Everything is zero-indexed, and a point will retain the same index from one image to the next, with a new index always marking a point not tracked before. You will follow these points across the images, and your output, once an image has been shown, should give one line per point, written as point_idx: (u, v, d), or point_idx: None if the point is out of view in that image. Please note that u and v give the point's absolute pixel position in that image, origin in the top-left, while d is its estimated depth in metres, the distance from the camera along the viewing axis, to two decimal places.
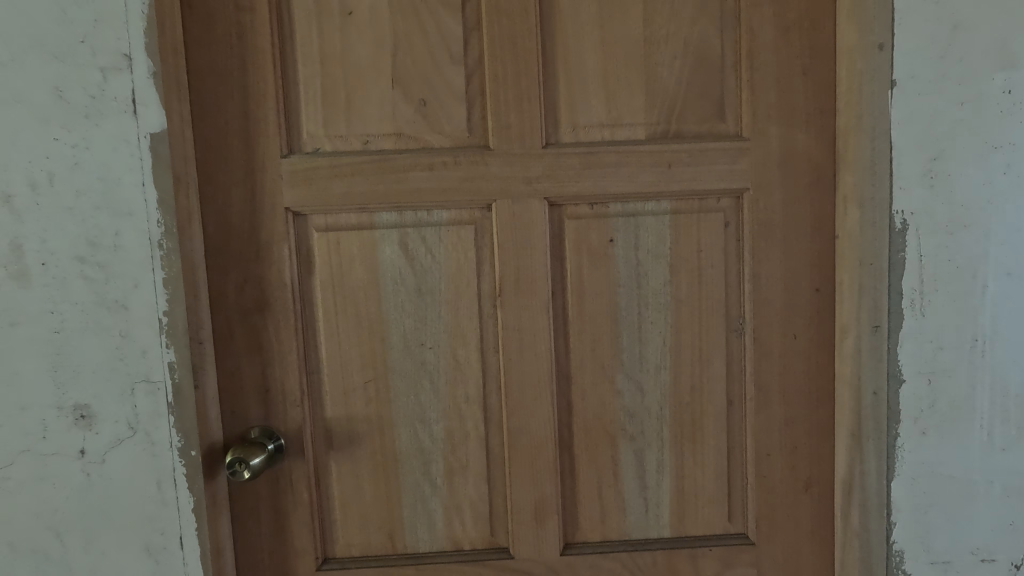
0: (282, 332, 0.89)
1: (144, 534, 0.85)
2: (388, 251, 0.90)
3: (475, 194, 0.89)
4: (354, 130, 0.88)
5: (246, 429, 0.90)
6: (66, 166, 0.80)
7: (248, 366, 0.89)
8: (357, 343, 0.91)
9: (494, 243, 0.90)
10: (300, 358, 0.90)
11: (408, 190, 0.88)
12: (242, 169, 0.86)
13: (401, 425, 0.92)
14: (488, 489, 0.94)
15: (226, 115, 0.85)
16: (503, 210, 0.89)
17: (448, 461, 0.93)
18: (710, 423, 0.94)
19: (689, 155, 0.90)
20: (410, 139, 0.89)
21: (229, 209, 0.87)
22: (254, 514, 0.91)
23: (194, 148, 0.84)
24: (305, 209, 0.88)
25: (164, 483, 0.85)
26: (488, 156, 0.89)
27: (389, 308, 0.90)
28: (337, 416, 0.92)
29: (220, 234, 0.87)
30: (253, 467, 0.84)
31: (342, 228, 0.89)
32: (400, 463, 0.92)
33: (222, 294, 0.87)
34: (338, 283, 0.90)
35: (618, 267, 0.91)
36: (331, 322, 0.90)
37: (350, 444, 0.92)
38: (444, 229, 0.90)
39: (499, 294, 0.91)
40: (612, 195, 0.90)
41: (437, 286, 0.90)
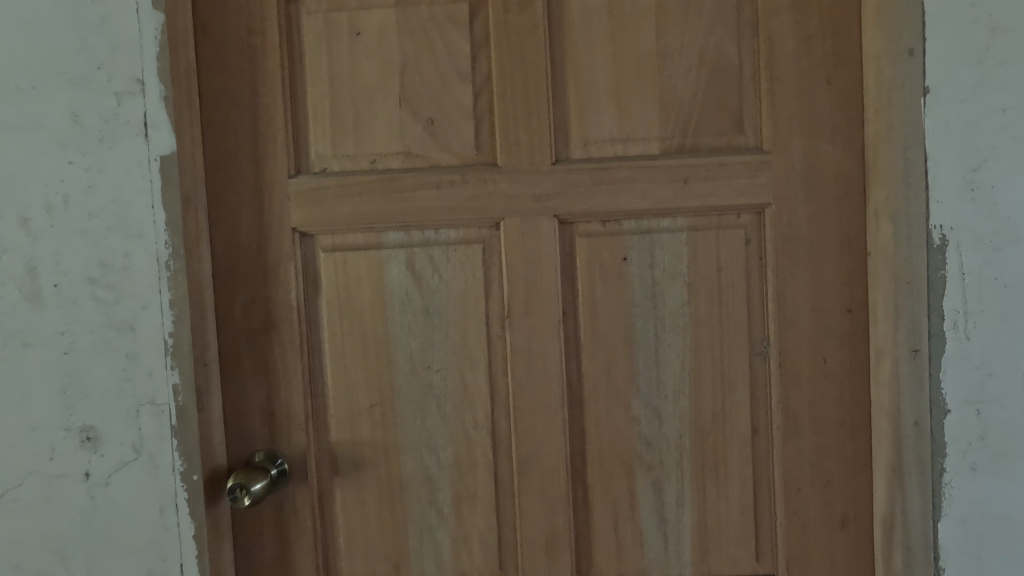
0: (288, 353, 0.88)
1: (147, 559, 0.84)
2: (396, 271, 0.88)
3: (483, 212, 0.87)
4: (361, 150, 0.88)
5: (251, 452, 0.88)
6: (80, 189, 0.81)
7: (253, 388, 0.87)
8: (364, 365, 0.89)
9: (503, 262, 0.88)
10: (305, 380, 0.88)
11: (415, 210, 0.87)
12: (251, 190, 0.87)
13: (408, 451, 0.89)
14: (497, 519, 0.90)
15: (236, 137, 0.86)
16: (512, 229, 0.87)
17: (456, 489, 0.89)
18: (734, 453, 0.87)
19: (707, 169, 0.86)
20: (419, 158, 0.88)
21: (237, 230, 0.87)
22: (257, 541, 0.89)
23: (204, 170, 0.85)
24: (313, 229, 0.87)
25: (167, 507, 0.83)
26: (496, 173, 0.87)
27: (396, 329, 0.88)
28: (342, 440, 0.89)
29: (228, 255, 0.87)
30: (254, 493, 0.82)
31: (350, 248, 0.88)
32: (406, 491, 0.89)
33: (228, 315, 0.87)
34: (345, 303, 0.88)
35: (632, 287, 0.87)
36: (338, 344, 0.89)
37: (355, 469, 0.89)
38: (452, 248, 0.88)
39: (508, 315, 0.88)
40: (624, 212, 0.87)
41: (445, 307, 0.88)
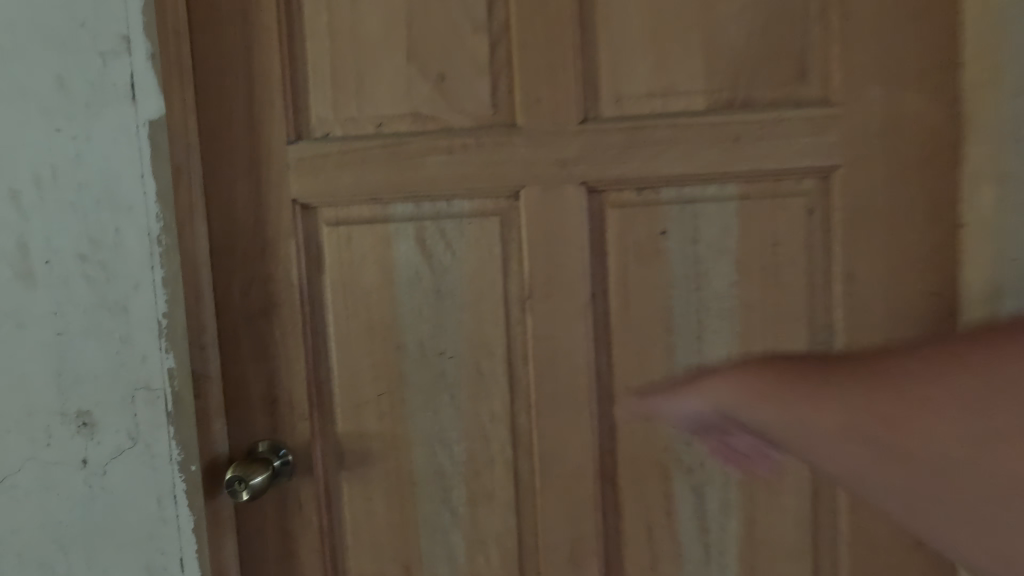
0: (291, 337, 0.81)
1: (147, 550, 0.80)
2: (404, 248, 0.79)
3: (501, 180, 0.77)
4: (366, 113, 0.79)
5: (252, 442, 0.82)
6: (70, 159, 0.76)
7: (254, 374, 0.81)
8: (371, 351, 0.81)
9: (523, 236, 0.78)
10: (309, 366, 0.81)
11: (425, 178, 0.78)
12: (248, 160, 0.79)
13: (418, 445, 0.81)
14: (516, 522, 0.81)
15: (231, 101, 0.79)
16: (533, 198, 0.76)
17: (471, 488, 0.81)
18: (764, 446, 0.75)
19: (762, 126, 0.73)
20: (428, 120, 0.78)
21: (234, 203, 0.80)
22: (261, 534, 0.84)
23: (198, 138, 0.79)
24: (314, 201, 0.79)
25: (165, 498, 0.79)
26: (515, 136, 0.76)
27: (404, 312, 0.80)
28: (349, 432, 0.82)
29: (225, 231, 0.80)
30: (253, 487, 0.77)
31: (354, 222, 0.80)
32: (417, 488, 0.81)
33: (226, 295, 0.81)
34: (350, 283, 0.80)
35: (672, 265, 0.76)
36: (343, 327, 0.81)
37: (362, 463, 0.82)
38: (465, 221, 0.78)
39: (528, 297, 0.78)
40: (663, 178, 0.75)
41: (458, 287, 0.79)
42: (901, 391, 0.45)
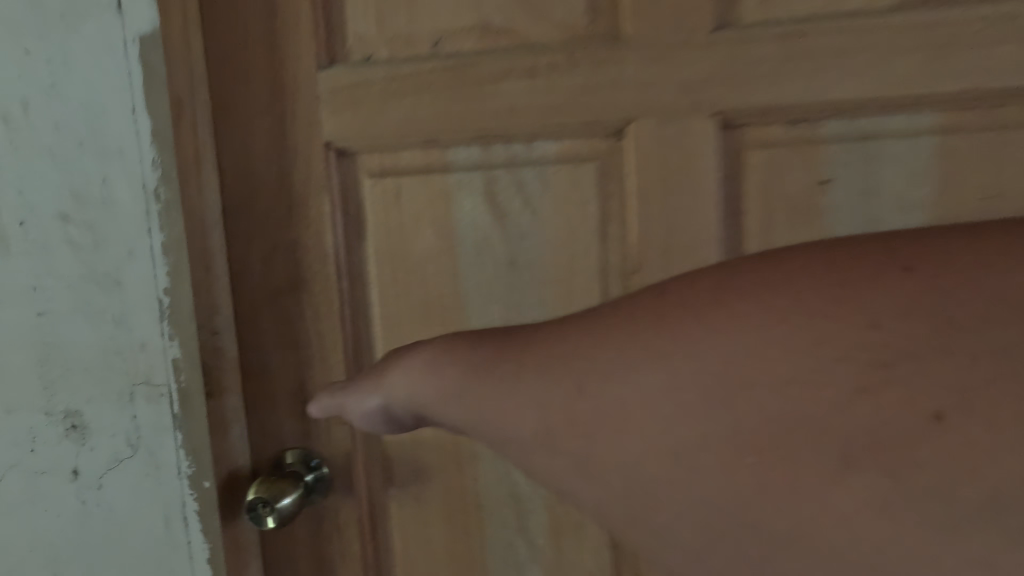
0: (325, 320, 0.64)
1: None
2: (469, 206, 0.61)
3: (602, 112, 0.57)
4: (419, 26, 0.59)
5: (280, 451, 0.66)
6: (44, 91, 0.59)
7: (280, 366, 0.65)
8: (427, 339, 0.63)
9: (629, 189, 0.58)
10: (349, 357, 0.64)
11: (497, 113, 0.58)
12: (268, 92, 0.61)
13: (487, 460, 0.63)
14: (612, 558, 0.63)
15: (245, 15, 0.60)
16: (645, 137, 0.57)
17: (554, 515, 0.63)
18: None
19: (990, 25, 0.50)
20: (501, 34, 0.58)
21: (251, 148, 0.62)
22: (292, 562, 0.68)
23: (204, 64, 0.61)
24: (353, 144, 0.61)
25: (175, 520, 0.63)
26: (623, 50, 0.56)
27: (469, 289, 0.62)
28: (398, 440, 0.65)
29: (241, 185, 0.63)
30: (283, 511, 0.61)
31: (404, 172, 0.61)
32: (485, 513, 0.64)
33: (244, 267, 0.64)
34: (399, 251, 0.63)
35: (834, 227, 0.56)
36: (391, 308, 0.63)
37: (415, 480, 0.65)
38: (551, 169, 0.59)
39: (635, 270, 0.59)
40: (832, 104, 0.53)
41: (541, 258, 0.60)
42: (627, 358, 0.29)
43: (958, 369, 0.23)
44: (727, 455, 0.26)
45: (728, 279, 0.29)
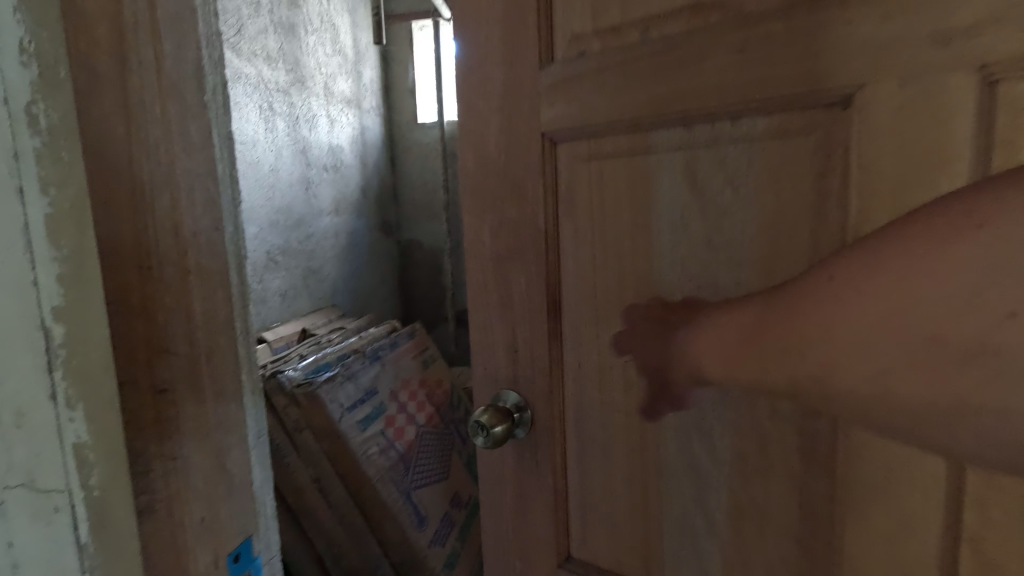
0: (533, 287, 0.73)
1: (262, 488, 0.79)
2: (666, 184, 0.62)
3: (822, 81, 0.51)
4: (631, 18, 0.62)
5: (496, 390, 0.79)
6: (4, 159, 0.52)
7: (501, 322, 0.77)
8: (615, 306, 0.67)
9: (852, 165, 0.51)
10: (553, 316, 0.73)
11: (701, 92, 0.57)
12: (501, 92, 0.72)
13: (672, 429, 0.65)
14: (799, 555, 0.59)
15: (484, 31, 0.72)
16: (878, 106, 0.49)
17: (735, 498, 0.62)
18: (903, 539, 0.52)
19: None
20: (714, 10, 0.56)
21: (487, 137, 0.74)
22: (496, 484, 0.82)
23: (465, 75, 0.75)
24: (566, 134, 0.68)
25: (224, 453, 0.72)
26: (852, 5, 0.48)
27: (663, 267, 0.63)
28: (589, 394, 0.72)
29: (477, 170, 0.76)
30: (494, 436, 0.75)
31: (610, 152, 0.65)
32: (664, 467, 0.67)
33: (477, 237, 0.77)
34: (599, 225, 0.67)
35: None
36: (589, 277, 0.69)
37: (603, 433, 0.71)
38: (758, 147, 0.56)
39: (858, 230, 0.50)
40: None
41: (740, 238, 0.58)
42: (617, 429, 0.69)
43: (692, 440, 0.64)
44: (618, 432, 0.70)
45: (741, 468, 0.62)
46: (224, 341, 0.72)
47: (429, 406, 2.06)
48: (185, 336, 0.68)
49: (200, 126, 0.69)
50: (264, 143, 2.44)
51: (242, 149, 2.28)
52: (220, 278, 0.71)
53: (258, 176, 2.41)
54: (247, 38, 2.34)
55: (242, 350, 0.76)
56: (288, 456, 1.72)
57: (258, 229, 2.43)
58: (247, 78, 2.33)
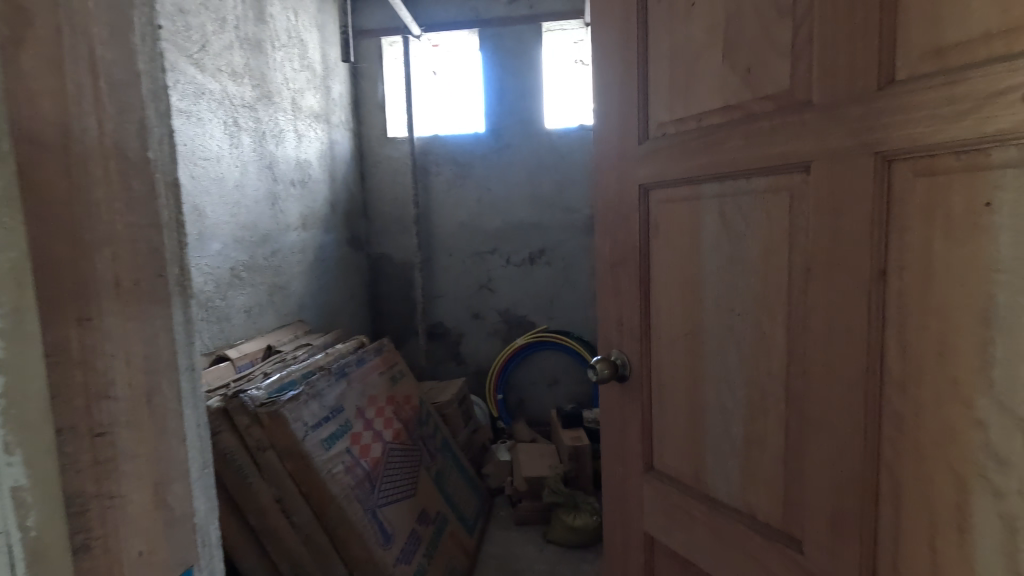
0: (632, 283, 1.12)
1: (205, 517, 1.04)
2: (708, 219, 0.95)
3: (791, 157, 0.80)
4: (689, 113, 0.97)
5: (609, 350, 1.20)
6: None
7: (613, 306, 1.18)
8: (679, 298, 1.03)
9: (809, 210, 0.79)
10: (643, 303, 1.11)
11: (726, 161, 0.90)
12: (616, 158, 1.13)
13: (710, 381, 0.98)
14: (784, 471, 0.87)
15: (608, 121, 1.14)
16: (821, 174, 0.76)
17: (748, 430, 0.93)
18: (840, 456, 0.78)
19: None
20: (735, 109, 0.88)
21: (607, 187, 1.15)
22: (611, 413, 1.23)
23: (597, 148, 1.18)
24: (652, 185, 1.06)
25: (166, 490, 0.92)
26: (805, 111, 0.78)
27: (706, 272, 0.97)
28: (664, 355, 1.08)
29: (602, 208, 1.18)
30: (601, 376, 1.17)
31: (676, 196, 1.01)
32: (707, 406, 1.00)
33: (601, 250, 1.20)
34: (671, 244, 1.04)
35: (1001, 242, 0.61)
36: (665, 277, 1.06)
37: (671, 383, 1.07)
38: (759, 197, 0.86)
39: (812, 252, 0.79)
40: (980, 137, 0.61)
41: (749, 254, 0.89)
42: (679, 378, 1.05)
43: (726, 385, 0.95)
44: (680, 382, 1.05)
45: (752, 407, 0.91)
46: (164, 383, 0.92)
47: (395, 422, 2.49)
48: (123, 380, 0.85)
49: (141, 179, 0.88)
50: (227, 158, 2.34)
51: (202, 165, 2.17)
52: (159, 322, 0.91)
53: (223, 194, 2.32)
54: (212, 53, 2.26)
55: (178, 311, 0.96)
56: (253, 478, 1.87)
57: (224, 245, 2.33)
58: (212, 92, 2.24)
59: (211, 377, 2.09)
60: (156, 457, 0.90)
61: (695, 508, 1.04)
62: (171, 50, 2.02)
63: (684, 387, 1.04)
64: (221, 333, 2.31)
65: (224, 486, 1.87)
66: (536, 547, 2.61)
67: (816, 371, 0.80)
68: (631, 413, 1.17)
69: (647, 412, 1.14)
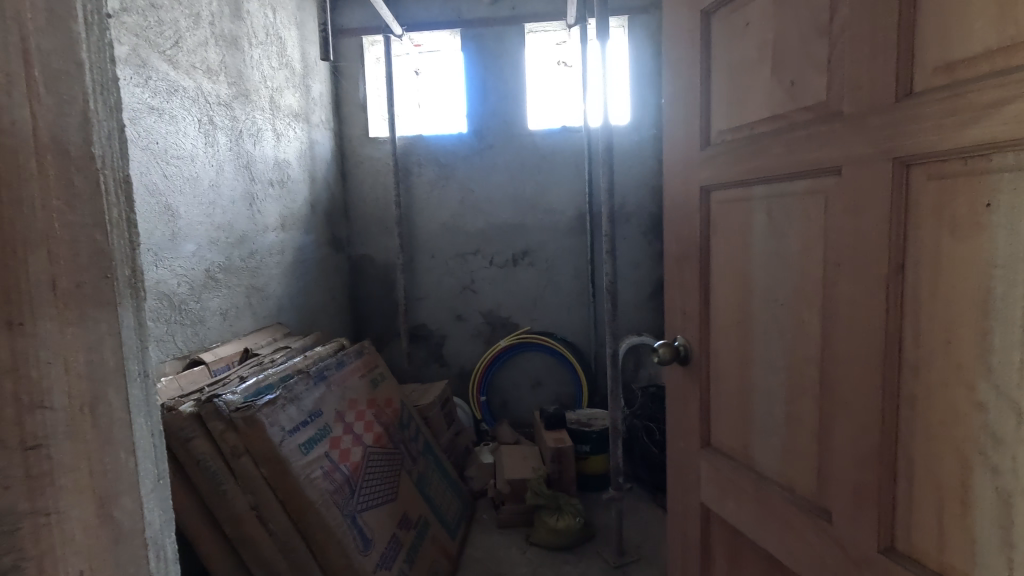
0: (693, 275, 1.25)
1: (161, 527, 0.76)
2: (758, 217, 1.05)
3: (823, 162, 0.89)
4: (744, 122, 1.07)
5: (673, 336, 1.34)
6: None
7: (678, 296, 1.31)
8: (733, 289, 1.14)
9: (838, 209, 0.87)
10: (703, 294, 1.23)
11: (772, 165, 1.00)
12: (681, 162, 1.26)
13: (757, 364, 1.08)
14: (817, 448, 0.96)
15: (675, 129, 1.27)
16: (848, 178, 0.85)
17: (788, 409, 1.02)
18: (862, 434, 0.86)
19: None
20: (781, 118, 0.98)
21: (674, 189, 1.29)
22: (675, 392, 1.36)
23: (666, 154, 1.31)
24: (713, 187, 1.17)
25: (112, 502, 0.68)
26: (836, 121, 0.86)
27: (756, 266, 1.07)
28: (720, 340, 1.19)
29: (670, 208, 1.31)
30: (662, 358, 1.30)
31: (732, 197, 1.12)
32: (754, 387, 1.10)
33: (668, 245, 1.33)
34: (727, 240, 1.14)
35: (998, 240, 0.67)
36: (721, 270, 1.17)
37: (725, 365, 1.18)
38: (799, 197, 0.96)
39: (841, 248, 0.88)
40: (979, 146, 0.67)
41: (791, 250, 0.98)
42: (733, 361, 1.15)
43: (770, 368, 1.05)
44: (732, 365, 1.15)
45: (792, 389, 1.01)
46: (112, 390, 0.67)
47: (376, 426, 2.41)
48: (64, 393, 0.62)
49: (88, 176, 0.64)
50: (200, 156, 2.22)
51: (174, 164, 2.07)
52: (110, 328, 0.67)
53: (196, 193, 2.19)
54: (186, 50, 2.16)
55: (129, 314, 0.70)
56: (227, 484, 1.77)
57: (197, 245, 2.20)
58: (184, 90, 2.13)
59: (184, 381, 1.96)
60: (101, 472, 0.66)
61: (742, 480, 1.14)
62: (142, 46, 1.92)
63: (735, 370, 1.15)
64: (195, 336, 2.16)
65: (186, 483, 1.75)
66: (515, 548, 2.58)
67: (844, 356, 0.88)
68: (691, 393, 1.29)
69: (704, 392, 1.25)
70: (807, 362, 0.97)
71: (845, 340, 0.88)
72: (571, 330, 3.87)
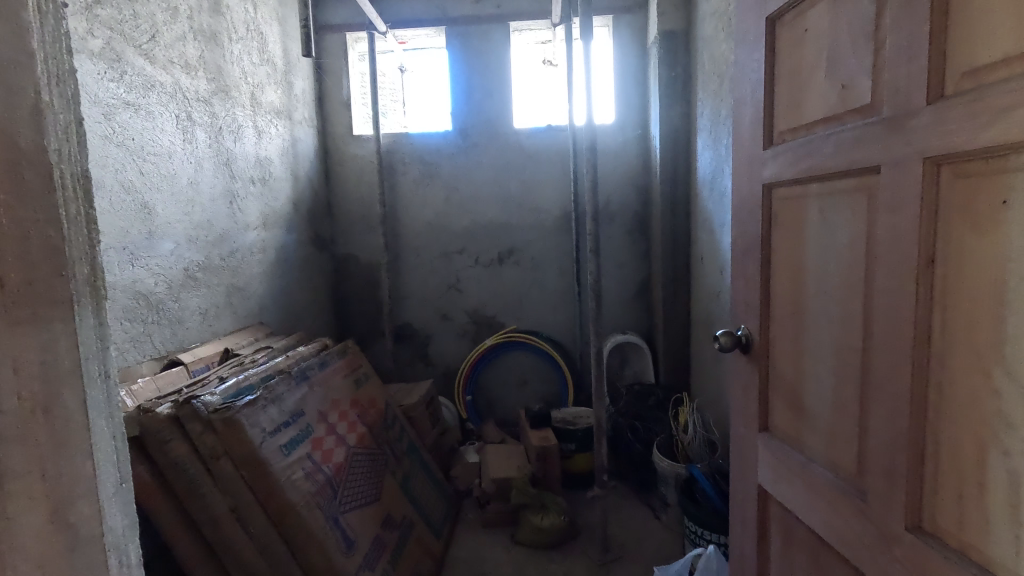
0: (755, 267, 1.32)
1: (122, 532, 0.83)
2: (812, 213, 1.11)
3: (865, 162, 0.95)
4: (802, 123, 1.14)
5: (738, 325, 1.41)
6: None
7: (741, 288, 1.39)
8: (789, 281, 1.20)
9: (877, 206, 0.93)
10: (762, 286, 1.30)
11: (823, 164, 1.06)
12: (747, 161, 1.33)
13: (809, 353, 1.15)
14: (859, 432, 1.01)
15: (742, 131, 1.35)
16: (885, 176, 0.90)
17: (835, 396, 1.07)
18: (895, 419, 0.91)
19: None
20: (833, 120, 1.04)
21: (741, 186, 1.36)
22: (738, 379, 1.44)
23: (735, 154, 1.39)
24: (773, 185, 1.24)
25: (67, 510, 0.73)
26: (875, 123, 0.92)
27: (810, 259, 1.13)
28: (777, 330, 1.26)
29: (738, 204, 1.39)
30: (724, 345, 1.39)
31: (790, 194, 1.19)
32: (806, 374, 1.16)
33: (735, 240, 1.41)
34: (785, 235, 1.21)
35: (1013, 235, 0.71)
36: (780, 264, 1.24)
37: (781, 354, 1.25)
38: (847, 195, 1.01)
39: (878, 243, 0.93)
40: (995, 147, 0.72)
41: (839, 245, 1.04)
42: (788, 350, 1.22)
43: (819, 357, 1.11)
44: (788, 354, 1.22)
45: (838, 376, 1.06)
46: (67, 392, 0.73)
47: (359, 427, 2.51)
48: (14, 392, 0.68)
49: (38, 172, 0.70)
50: (178, 154, 2.39)
51: (152, 160, 2.22)
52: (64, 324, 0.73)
53: (173, 191, 2.36)
54: (164, 45, 2.33)
55: (86, 312, 0.77)
56: (205, 487, 1.83)
57: (176, 245, 2.36)
58: (162, 85, 2.30)
59: (161, 381, 2.08)
60: (54, 475, 0.72)
61: (794, 463, 1.20)
62: (117, 40, 2.06)
63: (790, 358, 1.21)
64: (171, 335, 2.32)
65: (169, 496, 1.82)
66: (501, 548, 2.68)
67: (879, 345, 0.93)
68: (751, 380, 1.36)
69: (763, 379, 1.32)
70: (851, 351, 1.02)
71: (880, 331, 0.93)
72: (558, 330, 4.06)
